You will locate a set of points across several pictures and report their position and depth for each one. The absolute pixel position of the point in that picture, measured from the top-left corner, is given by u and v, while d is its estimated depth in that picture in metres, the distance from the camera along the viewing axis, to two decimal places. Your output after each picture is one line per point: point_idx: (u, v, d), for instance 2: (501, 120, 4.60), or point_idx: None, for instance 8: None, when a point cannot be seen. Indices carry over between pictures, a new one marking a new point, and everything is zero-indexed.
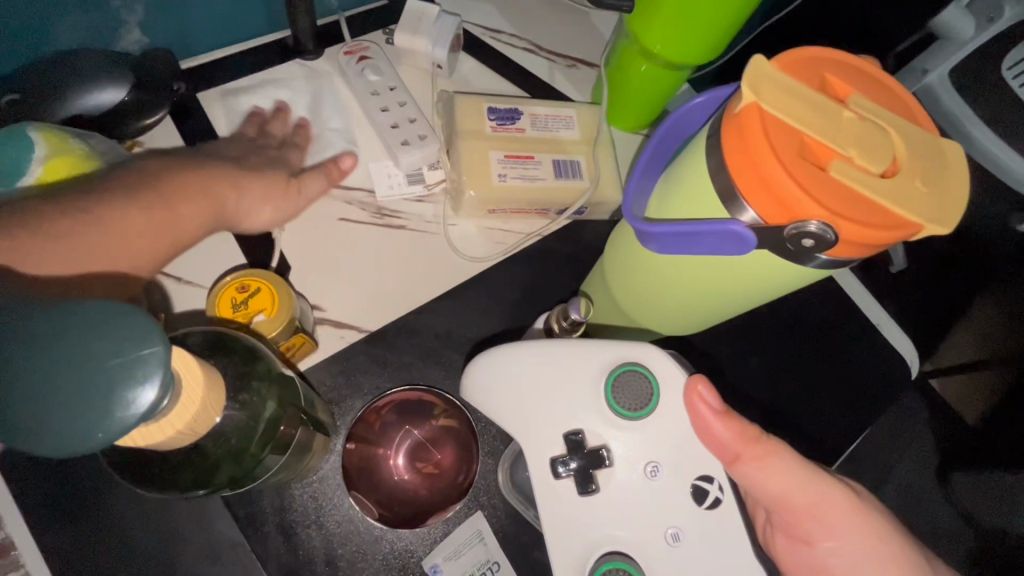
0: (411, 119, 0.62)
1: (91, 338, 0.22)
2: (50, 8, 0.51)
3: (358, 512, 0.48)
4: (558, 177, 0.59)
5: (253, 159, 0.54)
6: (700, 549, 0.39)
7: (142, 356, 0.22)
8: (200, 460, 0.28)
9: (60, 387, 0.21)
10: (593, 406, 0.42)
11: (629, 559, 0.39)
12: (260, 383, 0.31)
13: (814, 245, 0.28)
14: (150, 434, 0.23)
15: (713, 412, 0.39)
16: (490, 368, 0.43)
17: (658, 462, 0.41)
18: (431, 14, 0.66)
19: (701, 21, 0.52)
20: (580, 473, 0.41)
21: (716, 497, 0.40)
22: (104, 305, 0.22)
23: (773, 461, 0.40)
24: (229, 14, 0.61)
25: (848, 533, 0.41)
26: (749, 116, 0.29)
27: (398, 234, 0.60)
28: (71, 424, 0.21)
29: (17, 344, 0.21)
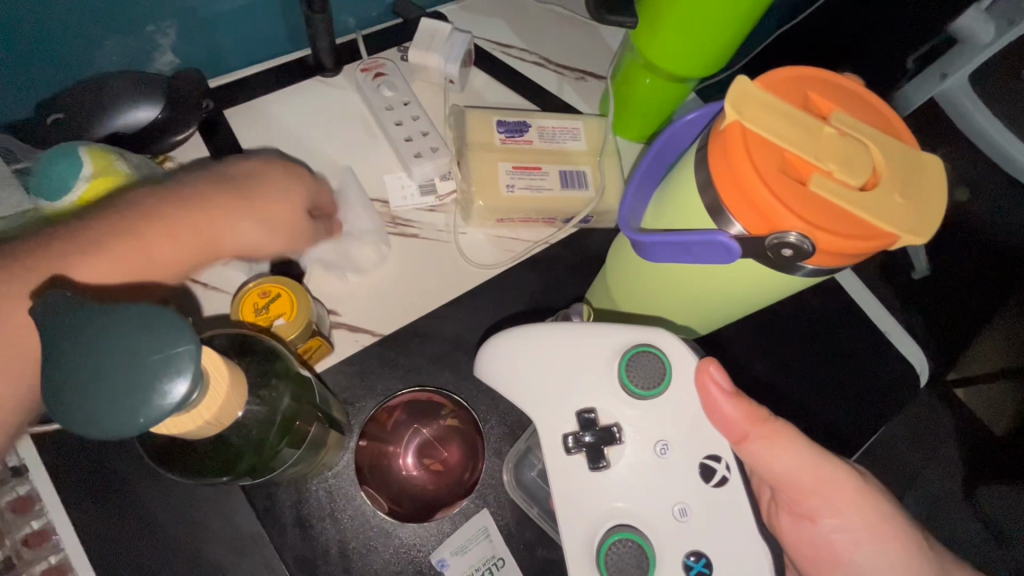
0: (423, 133, 0.65)
1: (133, 338, 0.25)
2: (92, 34, 0.55)
3: (369, 506, 0.50)
4: (564, 187, 0.61)
5: (265, 182, 0.49)
6: (708, 527, 0.40)
7: (177, 353, 0.25)
8: (224, 447, 0.30)
9: (105, 380, 0.24)
10: (606, 385, 0.43)
11: (638, 531, 0.40)
12: (278, 378, 0.34)
13: (794, 255, 0.30)
14: (182, 422, 0.26)
15: (724, 393, 0.40)
16: (505, 347, 0.45)
17: (667, 440, 0.41)
18: (443, 31, 0.69)
19: (702, 36, 0.54)
20: (592, 448, 0.41)
21: (722, 475, 0.40)
22: (145, 310, 0.25)
23: (781, 441, 0.41)
24: (254, 36, 0.65)
25: (851, 512, 0.42)
26: (732, 135, 0.30)
27: (410, 241, 0.62)
28: (114, 412, 0.24)
29: (74, 343, 0.24)
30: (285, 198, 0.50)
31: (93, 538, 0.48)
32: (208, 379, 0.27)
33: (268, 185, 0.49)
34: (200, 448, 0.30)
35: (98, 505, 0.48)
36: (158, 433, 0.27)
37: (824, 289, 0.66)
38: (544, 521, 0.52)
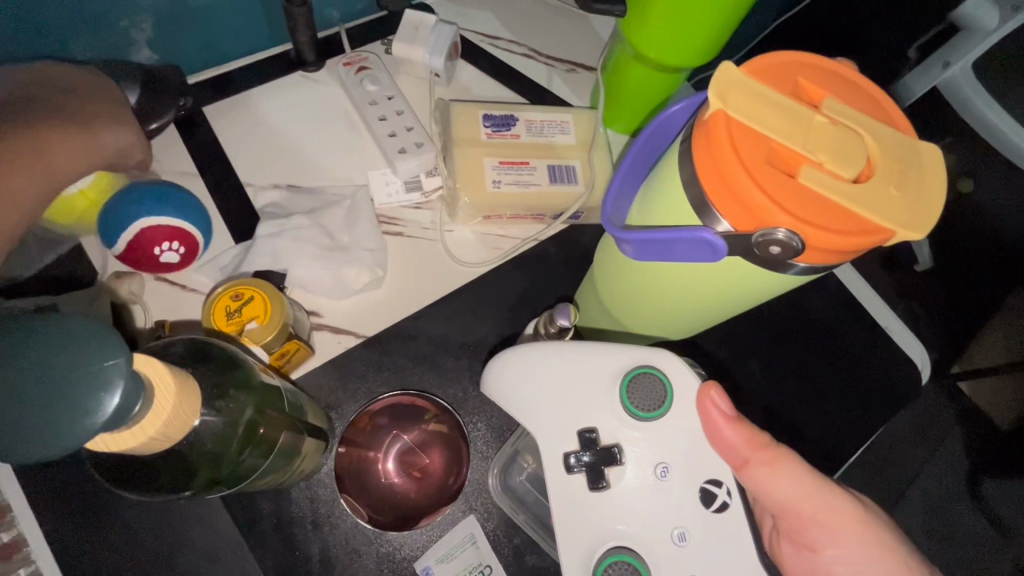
0: (408, 127, 0.64)
1: (58, 350, 0.23)
2: (64, 29, 0.53)
3: (349, 514, 0.49)
4: (553, 182, 0.60)
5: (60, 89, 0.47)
6: (707, 552, 0.38)
7: (105, 367, 0.23)
8: (179, 464, 0.29)
9: (29, 393, 0.23)
10: (605, 406, 0.41)
11: (635, 553, 0.38)
12: (238, 390, 0.32)
13: (782, 252, 0.28)
14: (121, 439, 0.25)
15: (724, 417, 0.39)
16: (502, 362, 0.43)
17: (668, 463, 0.40)
18: (428, 23, 0.66)
19: (693, 24, 0.52)
20: (592, 468, 0.40)
21: (723, 501, 0.39)
22: (67, 322, 0.24)
23: (783, 467, 0.39)
24: (234, 31, 0.63)
25: (852, 543, 0.40)
26: (716, 124, 0.29)
27: (396, 240, 0.61)
28: (37, 429, 0.22)
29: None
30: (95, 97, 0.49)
31: (72, 548, 0.46)
32: (169, 397, 0.26)
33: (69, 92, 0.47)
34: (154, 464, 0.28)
35: (78, 514, 0.47)
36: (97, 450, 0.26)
37: (822, 284, 0.64)
38: (531, 527, 0.50)
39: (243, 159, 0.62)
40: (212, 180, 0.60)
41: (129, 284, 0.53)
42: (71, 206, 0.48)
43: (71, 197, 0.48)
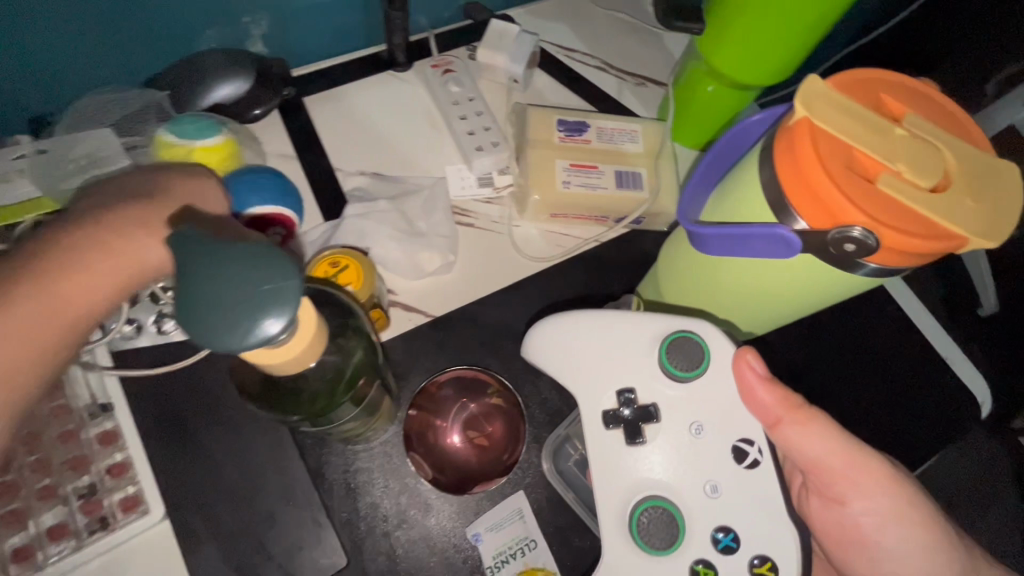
0: (486, 127, 0.69)
1: (245, 268, 0.25)
2: (197, 24, 0.61)
3: (414, 472, 0.53)
4: (619, 187, 0.63)
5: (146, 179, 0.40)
6: (738, 505, 0.40)
7: (278, 287, 0.25)
8: (302, 387, 0.32)
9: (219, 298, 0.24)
10: (644, 368, 0.43)
11: (667, 500, 0.40)
12: (354, 333, 0.35)
13: (856, 250, 0.30)
14: (276, 352, 0.27)
15: (759, 378, 0.40)
16: (553, 322, 0.45)
17: (702, 422, 0.41)
18: (511, 32, 0.71)
19: (770, 44, 0.55)
20: (630, 424, 0.42)
21: (755, 459, 0.40)
22: (257, 243, 0.25)
23: (817, 427, 0.41)
24: (336, 31, 0.69)
25: (881, 498, 0.41)
26: (801, 129, 0.31)
27: (467, 229, 0.65)
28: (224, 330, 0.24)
29: (197, 265, 0.24)
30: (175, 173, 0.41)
31: None
32: (320, 336, 0.30)
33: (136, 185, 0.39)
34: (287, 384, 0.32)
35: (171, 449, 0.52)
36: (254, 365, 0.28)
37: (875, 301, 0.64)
38: (580, 507, 0.53)
39: (335, 146, 0.68)
40: (307, 163, 0.66)
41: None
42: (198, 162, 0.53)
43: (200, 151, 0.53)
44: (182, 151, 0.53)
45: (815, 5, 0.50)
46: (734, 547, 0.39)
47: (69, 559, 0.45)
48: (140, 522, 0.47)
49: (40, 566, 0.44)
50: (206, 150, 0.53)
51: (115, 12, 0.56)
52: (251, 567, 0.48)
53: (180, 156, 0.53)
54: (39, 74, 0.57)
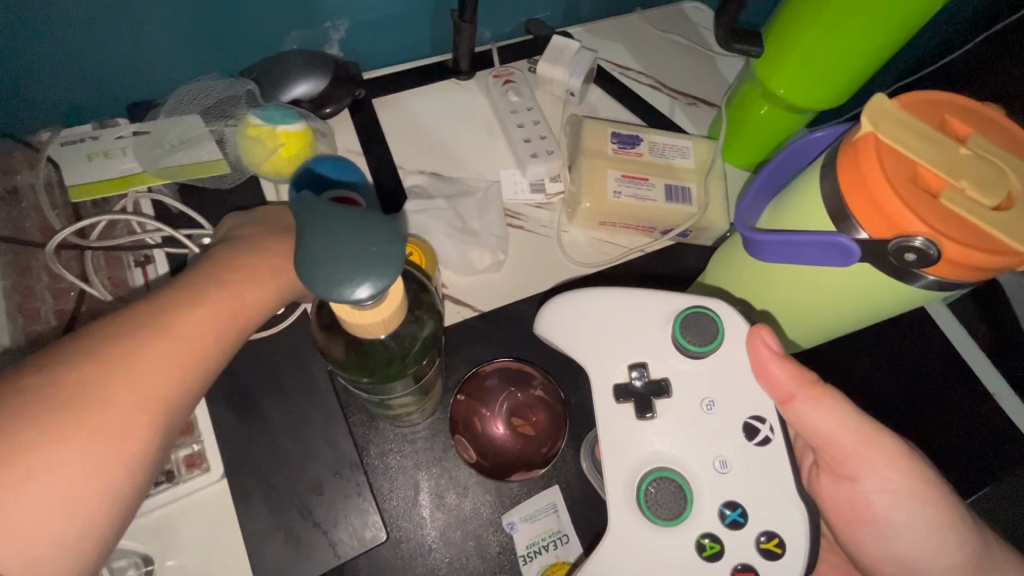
0: (541, 136, 0.72)
1: (356, 234, 0.28)
2: (284, 27, 0.66)
3: (457, 453, 0.55)
4: (668, 200, 0.64)
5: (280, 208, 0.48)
6: (748, 481, 0.41)
7: (383, 255, 0.28)
8: (382, 350, 0.35)
9: (333, 254, 0.27)
10: (656, 342, 0.44)
11: (674, 471, 0.41)
12: (426, 308, 0.37)
13: (917, 260, 0.31)
14: (373, 313, 0.30)
15: (772, 354, 0.41)
16: (581, 302, 0.46)
17: (714, 399, 0.43)
18: (571, 48, 0.74)
19: (830, 69, 0.56)
20: (641, 398, 0.43)
21: (766, 436, 0.41)
22: (367, 212, 0.29)
23: (828, 402, 0.41)
24: (406, 39, 0.74)
25: (893, 475, 0.41)
26: (866, 144, 0.33)
27: (518, 232, 0.68)
28: (334, 280, 0.27)
29: (319, 225, 0.28)
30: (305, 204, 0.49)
31: None
32: (404, 302, 0.33)
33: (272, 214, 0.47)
34: (364, 345, 0.35)
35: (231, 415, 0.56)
36: (346, 324, 0.31)
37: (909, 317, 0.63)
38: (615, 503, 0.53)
39: (398, 145, 0.72)
40: (371, 160, 0.70)
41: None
42: (274, 144, 0.58)
43: (278, 135, 0.58)
44: (264, 133, 0.57)
45: (878, 30, 0.51)
46: (741, 522, 0.40)
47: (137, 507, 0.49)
48: (200, 479, 0.50)
49: None
50: (283, 134, 0.58)
51: (216, 13, 0.61)
52: (298, 532, 0.51)
53: (263, 135, 0.57)
54: (144, 65, 0.63)
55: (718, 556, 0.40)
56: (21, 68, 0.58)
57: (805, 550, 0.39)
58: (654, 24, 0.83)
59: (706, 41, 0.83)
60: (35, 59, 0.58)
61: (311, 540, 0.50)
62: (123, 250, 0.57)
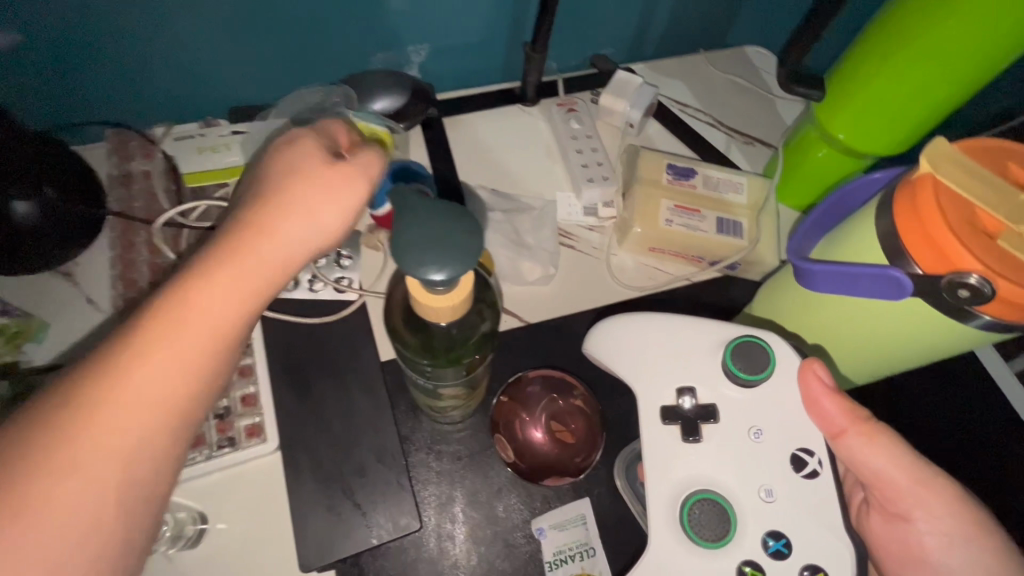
0: (598, 163, 0.75)
1: (443, 224, 0.31)
2: (372, 48, 0.73)
3: (497, 450, 0.57)
4: (719, 232, 0.66)
5: (259, 167, 0.39)
6: (794, 511, 0.41)
7: (464, 246, 0.31)
8: (450, 338, 0.40)
9: (421, 236, 0.31)
10: (707, 369, 0.45)
11: (718, 495, 0.42)
12: (487, 306, 0.41)
13: (970, 297, 0.32)
14: (448, 297, 0.33)
15: (825, 389, 0.42)
16: (629, 320, 0.48)
17: (761, 427, 0.43)
18: (634, 82, 0.78)
19: (895, 114, 0.57)
20: (688, 421, 0.44)
21: (814, 469, 0.42)
22: (454, 203, 0.33)
23: (881, 440, 0.42)
24: (479, 65, 0.80)
25: (946, 516, 0.41)
26: (924, 183, 0.34)
27: (569, 251, 0.70)
28: (419, 259, 0.30)
29: (414, 211, 0.32)
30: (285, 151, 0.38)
31: None
32: (472, 295, 0.36)
33: (252, 181, 0.38)
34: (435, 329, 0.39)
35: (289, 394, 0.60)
36: (420, 307, 0.34)
37: (965, 372, 0.61)
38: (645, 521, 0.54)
39: (464, 161, 0.76)
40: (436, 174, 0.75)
41: (380, 237, 0.65)
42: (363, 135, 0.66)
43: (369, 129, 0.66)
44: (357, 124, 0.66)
45: (946, 82, 0.53)
46: (785, 553, 0.40)
47: (201, 464, 0.53)
48: (259, 448, 0.54)
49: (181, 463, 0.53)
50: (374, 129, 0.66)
51: (315, 34, 0.68)
52: (339, 510, 0.53)
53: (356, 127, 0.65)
54: (248, 75, 0.71)
55: None
56: (148, 72, 0.66)
57: None
58: (716, 65, 0.86)
59: (766, 84, 0.85)
60: (158, 64, 0.66)
61: (351, 519, 0.53)
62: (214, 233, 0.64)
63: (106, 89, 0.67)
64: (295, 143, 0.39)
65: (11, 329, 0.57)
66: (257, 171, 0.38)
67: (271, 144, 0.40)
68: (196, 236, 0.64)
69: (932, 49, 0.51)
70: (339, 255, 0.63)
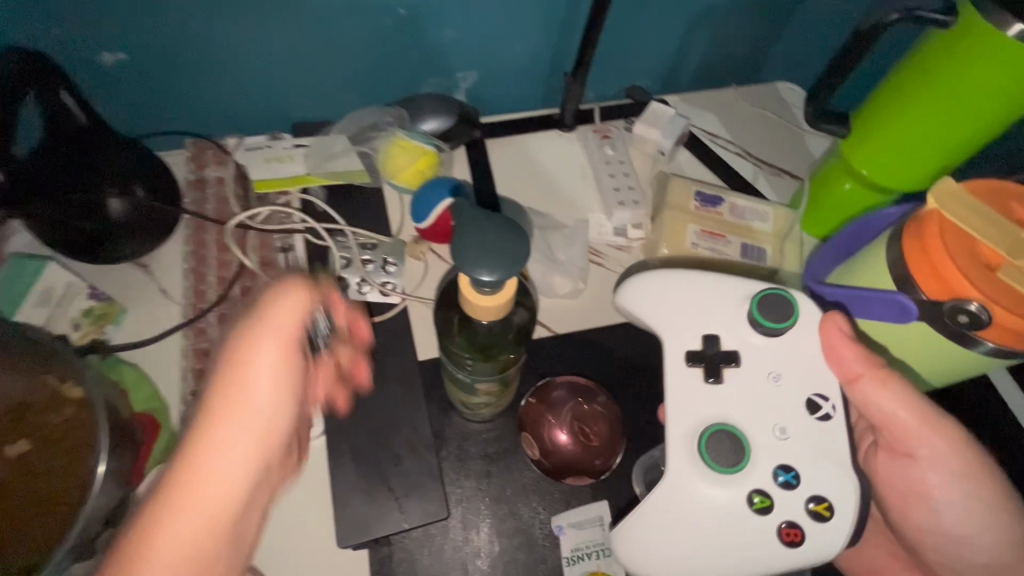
0: (630, 187, 0.79)
1: (496, 233, 0.37)
2: (424, 74, 0.79)
3: (524, 449, 0.61)
4: (743, 256, 0.70)
5: (223, 359, 0.38)
6: (805, 448, 0.46)
7: (513, 251, 0.36)
8: (488, 333, 0.44)
9: (476, 240, 0.36)
10: (732, 318, 0.49)
11: (736, 428, 0.46)
12: (524, 303, 0.45)
13: (969, 323, 0.35)
14: (493, 298, 0.38)
15: (843, 338, 0.46)
16: (660, 287, 0.51)
17: (780, 373, 0.47)
18: (668, 113, 0.83)
19: (918, 151, 0.60)
20: (711, 365, 0.47)
21: (827, 412, 0.46)
22: (507, 218, 0.39)
23: (893, 386, 0.46)
24: (522, 92, 0.86)
25: (948, 455, 0.47)
26: (930, 219, 0.38)
27: (598, 269, 0.74)
28: (472, 260, 0.36)
29: (474, 221, 0.38)
30: (246, 351, 0.38)
31: None
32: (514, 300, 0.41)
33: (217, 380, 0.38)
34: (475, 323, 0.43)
35: None
36: (465, 306, 0.39)
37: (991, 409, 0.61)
38: None
39: (504, 179, 0.81)
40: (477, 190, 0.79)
41: (424, 248, 0.71)
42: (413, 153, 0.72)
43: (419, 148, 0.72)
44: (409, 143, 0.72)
45: (966, 125, 0.56)
46: (794, 484, 0.45)
47: None
48: None
49: None
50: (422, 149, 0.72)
51: (375, 61, 0.76)
52: (375, 494, 0.58)
53: (408, 147, 0.72)
54: (313, 95, 0.78)
55: (767, 509, 0.44)
56: (227, 90, 0.74)
57: (850, 520, 0.44)
58: (747, 99, 0.90)
59: (795, 119, 0.89)
60: (236, 84, 0.74)
61: (385, 503, 0.58)
62: (275, 236, 0.70)
63: (189, 103, 0.75)
64: (254, 344, 0.38)
65: (97, 310, 0.65)
66: (220, 367, 0.38)
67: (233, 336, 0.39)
68: (257, 236, 0.71)
69: (954, 94, 0.54)
70: (386, 262, 0.70)
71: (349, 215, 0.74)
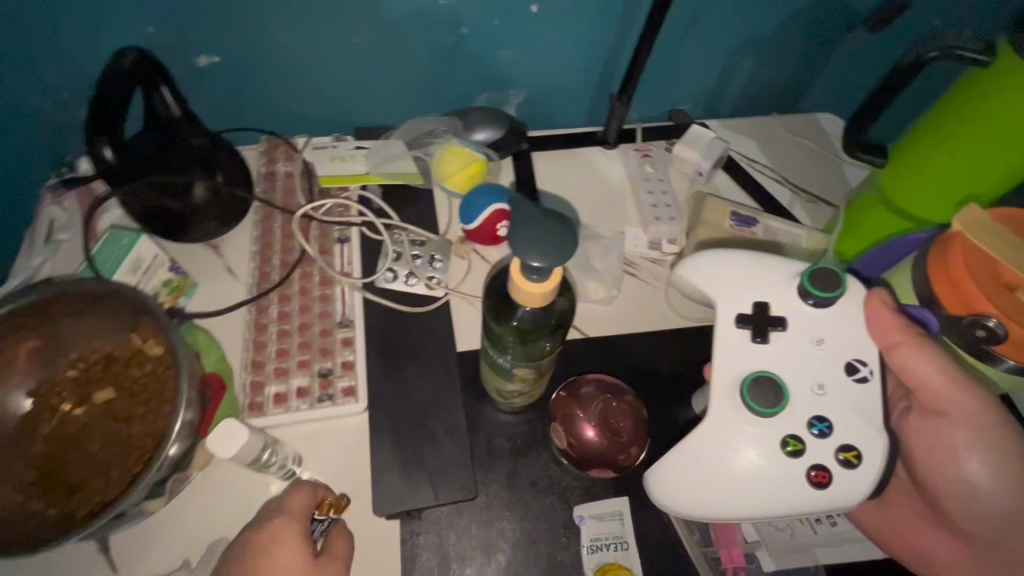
0: (667, 204, 0.83)
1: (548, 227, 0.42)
2: (480, 89, 0.85)
3: (551, 437, 0.64)
4: None
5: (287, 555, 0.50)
6: (840, 403, 0.49)
7: (560, 243, 0.42)
8: (530, 318, 0.48)
9: (528, 229, 0.42)
10: (781, 289, 0.52)
11: (778, 376, 0.49)
12: (566, 297, 0.50)
13: (986, 336, 0.44)
14: (537, 287, 0.42)
15: (887, 307, 0.50)
16: (711, 266, 0.54)
17: (823, 337, 0.51)
18: (707, 137, 0.86)
19: (955, 182, 0.62)
20: (759, 326, 0.51)
21: (864, 374, 0.49)
22: (562, 218, 0.44)
23: (929, 353, 0.48)
24: (569, 109, 0.91)
25: (969, 407, 0.48)
26: (957, 245, 0.47)
27: (632, 279, 0.78)
28: (523, 244, 0.42)
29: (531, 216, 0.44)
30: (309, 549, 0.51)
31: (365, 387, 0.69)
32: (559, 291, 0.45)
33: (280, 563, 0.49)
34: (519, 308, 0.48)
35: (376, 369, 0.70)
36: (511, 290, 0.44)
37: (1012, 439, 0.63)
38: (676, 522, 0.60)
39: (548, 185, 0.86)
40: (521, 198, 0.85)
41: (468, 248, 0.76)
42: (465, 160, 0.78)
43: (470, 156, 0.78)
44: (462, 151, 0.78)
45: (1005, 160, 0.58)
46: (826, 432, 0.48)
47: (305, 413, 0.64)
48: (351, 407, 0.65)
49: (289, 409, 0.64)
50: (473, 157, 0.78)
51: (437, 75, 0.82)
52: (410, 471, 0.62)
53: (461, 154, 0.77)
54: (376, 103, 0.85)
55: (799, 451, 0.47)
56: (301, 94, 0.82)
57: (877, 467, 0.47)
58: (787, 127, 0.93)
59: (833, 149, 0.91)
60: (310, 89, 0.81)
61: (418, 480, 0.62)
62: (335, 227, 0.77)
63: (266, 104, 0.82)
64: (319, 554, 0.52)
65: (174, 282, 0.72)
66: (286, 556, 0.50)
67: (295, 533, 0.52)
68: (319, 227, 0.77)
69: (993, 129, 0.56)
70: (433, 258, 0.75)
71: (402, 213, 0.80)
